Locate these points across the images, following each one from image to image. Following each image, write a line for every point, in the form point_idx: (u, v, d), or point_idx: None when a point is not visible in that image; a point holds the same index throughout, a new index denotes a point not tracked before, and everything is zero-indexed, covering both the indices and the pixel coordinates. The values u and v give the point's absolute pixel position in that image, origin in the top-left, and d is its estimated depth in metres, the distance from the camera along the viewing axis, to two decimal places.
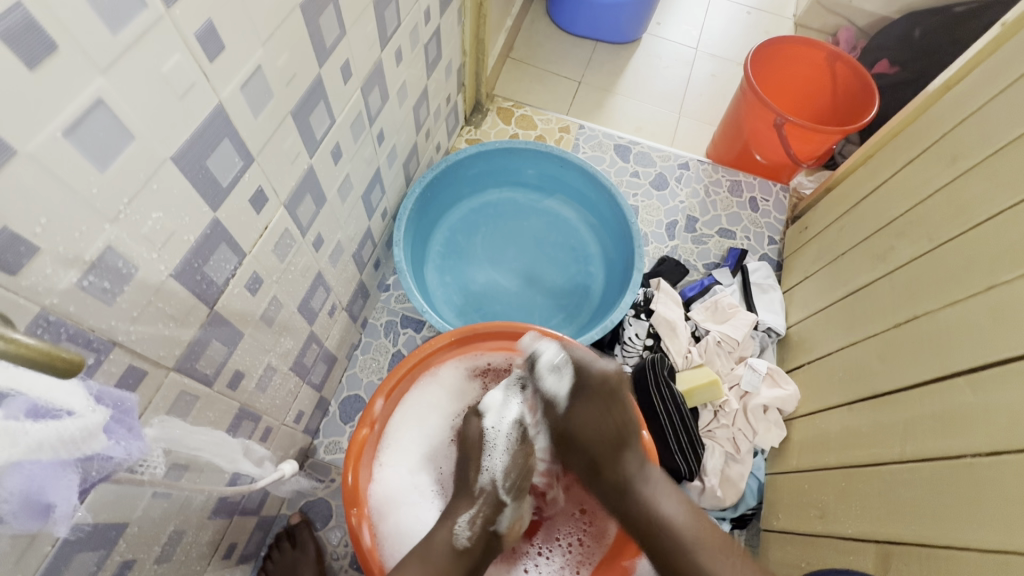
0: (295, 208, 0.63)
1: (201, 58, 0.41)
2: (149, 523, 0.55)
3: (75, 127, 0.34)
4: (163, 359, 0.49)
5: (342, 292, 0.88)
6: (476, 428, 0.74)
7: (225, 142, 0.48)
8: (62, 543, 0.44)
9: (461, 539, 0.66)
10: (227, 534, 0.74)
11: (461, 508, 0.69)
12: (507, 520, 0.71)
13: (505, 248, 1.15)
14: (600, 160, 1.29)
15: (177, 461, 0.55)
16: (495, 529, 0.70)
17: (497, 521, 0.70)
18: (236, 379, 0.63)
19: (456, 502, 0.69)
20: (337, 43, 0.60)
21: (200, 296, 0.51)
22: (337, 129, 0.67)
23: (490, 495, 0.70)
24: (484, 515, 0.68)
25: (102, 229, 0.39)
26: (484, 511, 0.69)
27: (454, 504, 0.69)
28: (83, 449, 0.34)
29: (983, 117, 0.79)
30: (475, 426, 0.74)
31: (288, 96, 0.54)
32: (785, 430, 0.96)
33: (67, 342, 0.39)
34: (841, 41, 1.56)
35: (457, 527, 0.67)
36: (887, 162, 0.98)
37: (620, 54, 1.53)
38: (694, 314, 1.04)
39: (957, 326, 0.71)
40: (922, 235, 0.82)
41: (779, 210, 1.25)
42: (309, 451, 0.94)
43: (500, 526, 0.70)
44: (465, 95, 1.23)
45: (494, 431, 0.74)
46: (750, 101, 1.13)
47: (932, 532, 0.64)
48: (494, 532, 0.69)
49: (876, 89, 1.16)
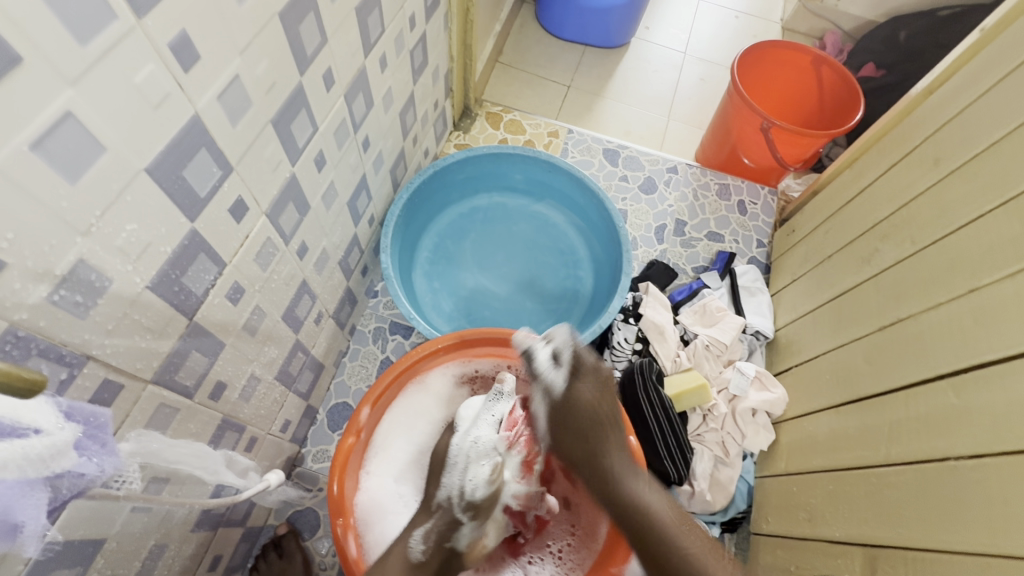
0: (277, 216, 0.63)
1: (175, 68, 0.41)
2: (128, 538, 0.54)
3: (43, 139, 0.34)
4: (140, 371, 0.49)
5: (328, 299, 0.87)
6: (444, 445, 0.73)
7: (202, 151, 0.47)
8: (35, 562, 0.43)
9: (415, 553, 0.61)
10: (212, 546, 0.73)
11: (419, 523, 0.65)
12: (464, 539, 0.66)
13: (494, 253, 1.14)
14: (589, 164, 1.29)
15: (157, 474, 0.55)
16: (455, 547, 0.65)
17: (454, 539, 0.65)
18: (218, 390, 0.62)
19: (415, 517, 0.66)
20: (318, 51, 0.59)
21: (178, 307, 0.51)
22: (320, 137, 0.67)
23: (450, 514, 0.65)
24: (439, 529, 0.64)
25: (73, 242, 0.38)
26: (441, 528, 0.64)
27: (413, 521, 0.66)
28: (52, 466, 0.34)
29: (963, 121, 0.80)
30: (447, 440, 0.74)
31: (268, 104, 0.54)
32: (773, 433, 0.96)
33: (38, 357, 0.39)
34: (827, 45, 1.57)
35: (412, 540, 0.62)
36: (871, 165, 0.98)
37: (609, 58, 1.54)
38: (682, 318, 1.05)
39: (939, 328, 0.71)
40: (905, 238, 0.83)
41: (767, 213, 1.26)
42: (297, 460, 0.93)
43: (457, 544, 0.65)
44: (453, 100, 1.23)
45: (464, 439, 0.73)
46: (737, 105, 1.14)
47: (917, 535, 0.64)
48: (452, 549, 0.64)
49: (862, 92, 1.17)
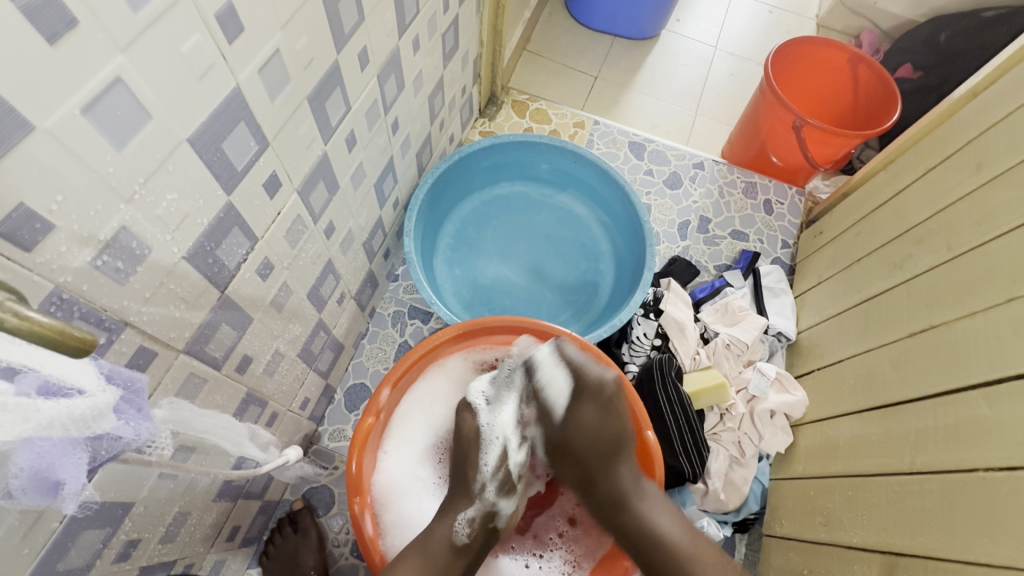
0: (308, 194, 0.63)
1: (220, 39, 0.41)
2: (155, 503, 0.55)
3: (92, 105, 0.34)
4: (173, 341, 0.49)
5: (351, 280, 0.88)
6: (471, 424, 0.73)
7: (241, 125, 0.47)
8: (70, 520, 0.44)
9: (461, 537, 0.67)
10: (231, 516, 0.75)
11: (461, 505, 0.69)
12: (503, 517, 0.72)
13: (515, 242, 1.14)
14: (614, 157, 1.28)
15: (184, 443, 0.56)
16: (494, 525, 0.71)
17: (496, 518, 0.71)
18: (244, 363, 0.63)
19: (455, 500, 0.69)
20: (355, 29, 0.59)
21: (212, 279, 0.51)
22: (352, 117, 0.67)
23: (490, 498, 0.70)
24: (481, 515, 0.69)
25: (118, 209, 0.39)
26: (484, 509, 0.70)
27: (453, 501, 0.69)
28: (93, 427, 0.34)
29: (1012, 123, 0.77)
30: (471, 423, 0.73)
31: (306, 80, 0.54)
32: (792, 436, 0.94)
33: (79, 320, 0.39)
34: (863, 44, 1.53)
35: (457, 524, 0.67)
36: (908, 167, 0.96)
37: (638, 50, 1.51)
38: (703, 316, 1.03)
39: (975, 336, 0.70)
40: (942, 242, 0.81)
41: (794, 214, 1.24)
42: (313, 438, 0.95)
43: (498, 521, 0.71)
44: (480, 87, 1.23)
45: (490, 427, 0.73)
46: (769, 101, 1.11)
47: (942, 546, 0.63)
48: (492, 528, 0.70)
49: (899, 92, 1.14)
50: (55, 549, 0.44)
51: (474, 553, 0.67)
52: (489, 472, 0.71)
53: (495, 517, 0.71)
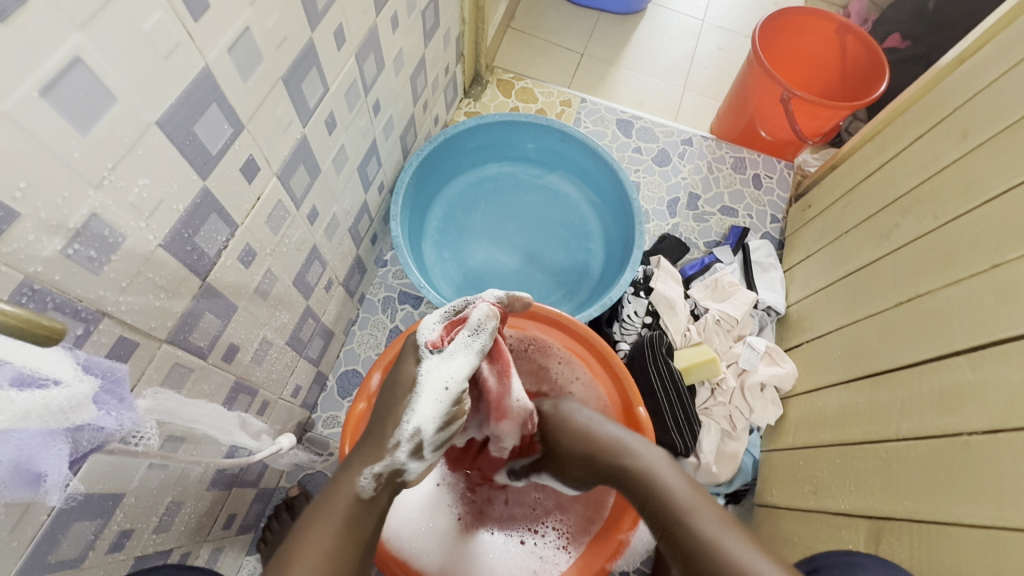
0: (288, 178, 0.62)
1: (184, 16, 0.39)
2: (146, 494, 0.55)
3: (52, 86, 0.33)
4: (155, 331, 0.48)
5: (338, 266, 0.87)
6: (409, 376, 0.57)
7: (213, 107, 0.46)
8: (59, 512, 0.44)
9: (367, 491, 0.54)
10: (227, 504, 0.75)
11: (370, 457, 0.55)
12: (415, 471, 0.58)
13: (504, 225, 1.13)
14: (602, 135, 1.26)
15: (173, 433, 0.55)
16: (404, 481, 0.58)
17: (404, 475, 0.57)
18: (231, 352, 0.62)
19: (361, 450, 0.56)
20: (329, 6, 0.57)
21: (191, 267, 0.50)
22: (330, 98, 0.65)
23: (402, 456, 0.56)
24: (390, 469, 0.55)
25: (86, 195, 0.38)
26: (395, 464, 0.56)
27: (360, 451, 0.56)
28: (72, 419, 0.34)
29: (998, 89, 0.76)
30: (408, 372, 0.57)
31: (279, 60, 0.52)
32: (782, 408, 0.96)
33: (53, 312, 0.38)
34: (852, 14, 1.51)
35: (363, 478, 0.54)
36: (896, 137, 0.95)
37: (624, 26, 1.49)
38: (694, 292, 1.04)
39: (959, 304, 0.70)
40: (927, 212, 0.81)
41: (783, 187, 1.23)
42: (307, 425, 0.95)
43: (407, 476, 0.58)
44: (464, 66, 1.20)
45: (431, 375, 0.57)
46: (757, 74, 1.10)
47: (926, 509, 0.64)
48: (400, 483, 0.57)
49: (886, 62, 1.12)
50: (45, 541, 0.44)
51: (383, 508, 0.56)
52: (409, 430, 0.55)
53: (402, 474, 0.57)
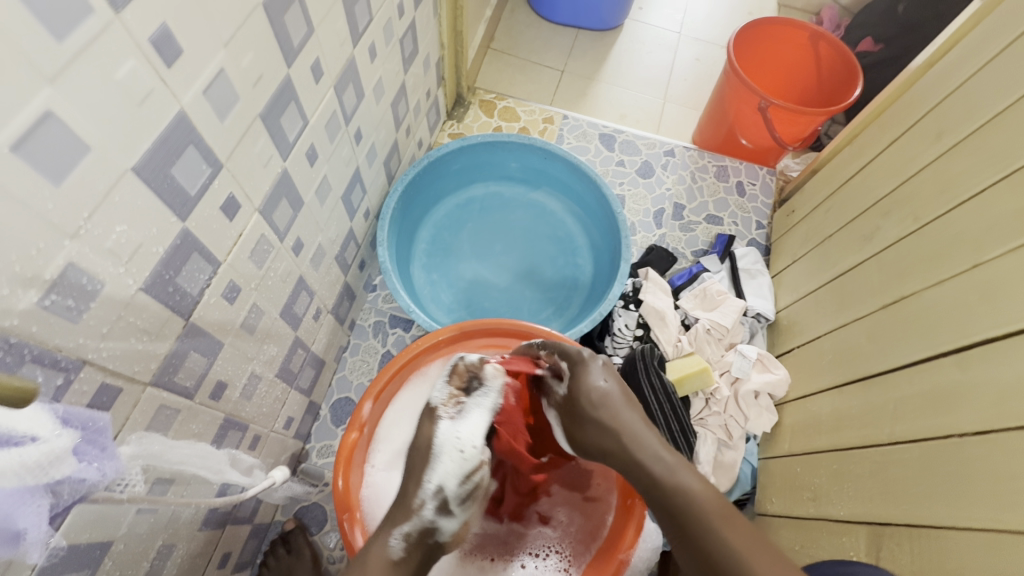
0: (271, 212, 0.62)
1: (157, 63, 0.40)
2: (134, 540, 0.54)
3: (24, 140, 0.33)
4: (138, 374, 0.48)
5: (326, 295, 0.87)
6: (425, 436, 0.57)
7: (190, 149, 0.46)
8: (41, 568, 0.43)
9: (398, 552, 0.52)
10: (220, 543, 0.74)
11: (399, 516, 0.54)
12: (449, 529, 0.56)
13: (492, 243, 1.14)
14: (585, 151, 1.28)
15: (161, 475, 0.55)
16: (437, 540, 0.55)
17: (436, 533, 0.55)
18: (218, 389, 0.62)
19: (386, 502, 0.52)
20: (305, 42, 0.58)
21: (174, 308, 0.50)
22: (311, 130, 0.66)
23: (429, 514, 0.54)
24: (421, 526, 0.54)
25: (62, 246, 0.38)
26: (424, 524, 0.54)
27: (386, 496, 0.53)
28: (50, 473, 0.34)
29: (968, 92, 0.78)
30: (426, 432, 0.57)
31: (255, 98, 0.53)
32: (776, 415, 0.96)
33: (30, 363, 0.38)
34: (825, 20, 1.54)
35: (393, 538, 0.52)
36: (873, 141, 0.97)
37: (602, 42, 1.51)
38: (683, 302, 1.04)
39: (944, 305, 0.71)
40: (908, 214, 0.82)
41: (766, 194, 1.25)
42: (301, 456, 0.94)
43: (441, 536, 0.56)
44: (446, 89, 1.22)
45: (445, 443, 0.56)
46: (734, 85, 1.12)
47: (924, 513, 0.64)
48: (434, 543, 0.55)
49: (859, 69, 1.15)
50: None
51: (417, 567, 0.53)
52: (432, 489, 0.55)
53: (435, 533, 0.55)
